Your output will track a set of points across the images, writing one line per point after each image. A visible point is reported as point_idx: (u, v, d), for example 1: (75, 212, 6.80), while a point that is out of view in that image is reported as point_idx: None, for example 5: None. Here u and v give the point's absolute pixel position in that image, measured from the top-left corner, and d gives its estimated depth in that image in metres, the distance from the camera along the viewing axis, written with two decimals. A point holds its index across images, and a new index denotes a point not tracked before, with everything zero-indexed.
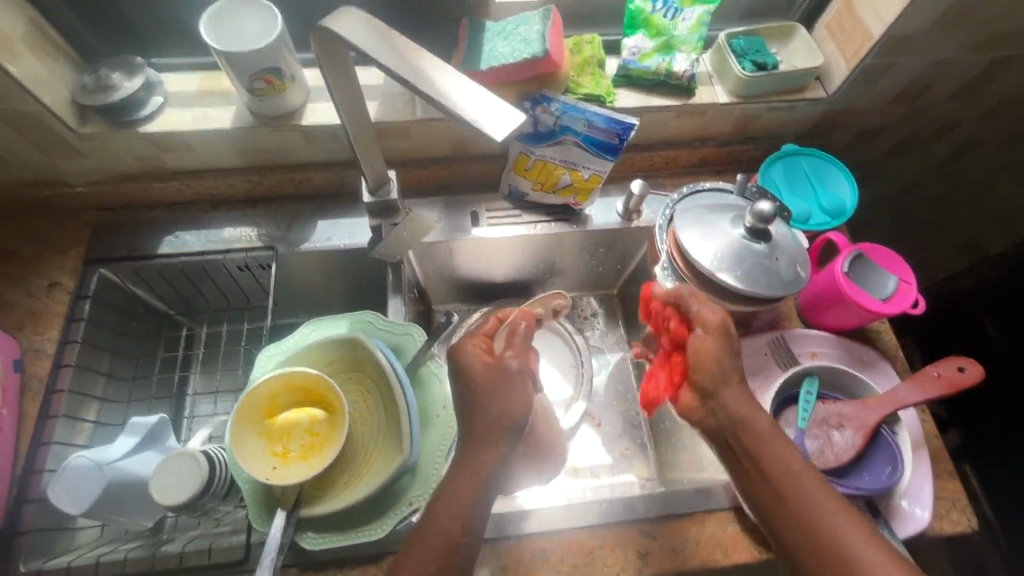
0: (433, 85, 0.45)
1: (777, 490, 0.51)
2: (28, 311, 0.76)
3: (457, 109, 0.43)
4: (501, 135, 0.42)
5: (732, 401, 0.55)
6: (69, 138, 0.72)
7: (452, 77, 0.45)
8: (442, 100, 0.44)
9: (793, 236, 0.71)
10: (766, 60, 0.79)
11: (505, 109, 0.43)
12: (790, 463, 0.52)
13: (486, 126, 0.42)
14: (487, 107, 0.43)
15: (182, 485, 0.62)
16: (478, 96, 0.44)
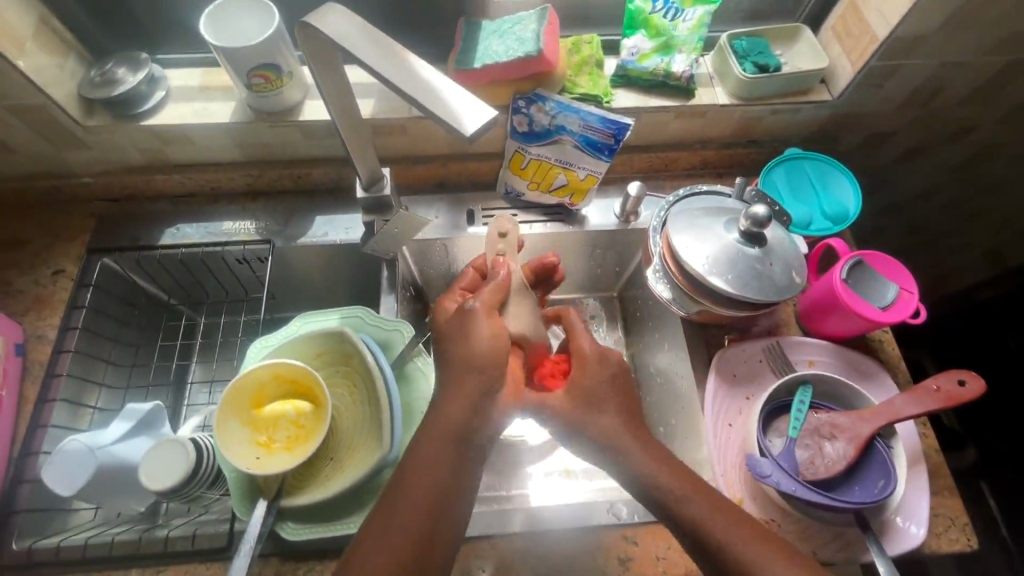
0: (407, 80, 0.45)
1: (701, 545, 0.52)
2: (34, 297, 0.78)
3: (429, 105, 0.43)
4: (470, 132, 0.41)
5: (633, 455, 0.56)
6: (76, 131, 0.74)
7: (425, 72, 0.45)
8: (414, 95, 0.44)
9: (789, 241, 0.69)
10: (767, 62, 0.77)
11: (477, 105, 0.43)
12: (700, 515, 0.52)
13: (456, 121, 0.42)
14: (459, 102, 0.43)
15: (169, 470, 0.63)
16: (450, 92, 0.43)
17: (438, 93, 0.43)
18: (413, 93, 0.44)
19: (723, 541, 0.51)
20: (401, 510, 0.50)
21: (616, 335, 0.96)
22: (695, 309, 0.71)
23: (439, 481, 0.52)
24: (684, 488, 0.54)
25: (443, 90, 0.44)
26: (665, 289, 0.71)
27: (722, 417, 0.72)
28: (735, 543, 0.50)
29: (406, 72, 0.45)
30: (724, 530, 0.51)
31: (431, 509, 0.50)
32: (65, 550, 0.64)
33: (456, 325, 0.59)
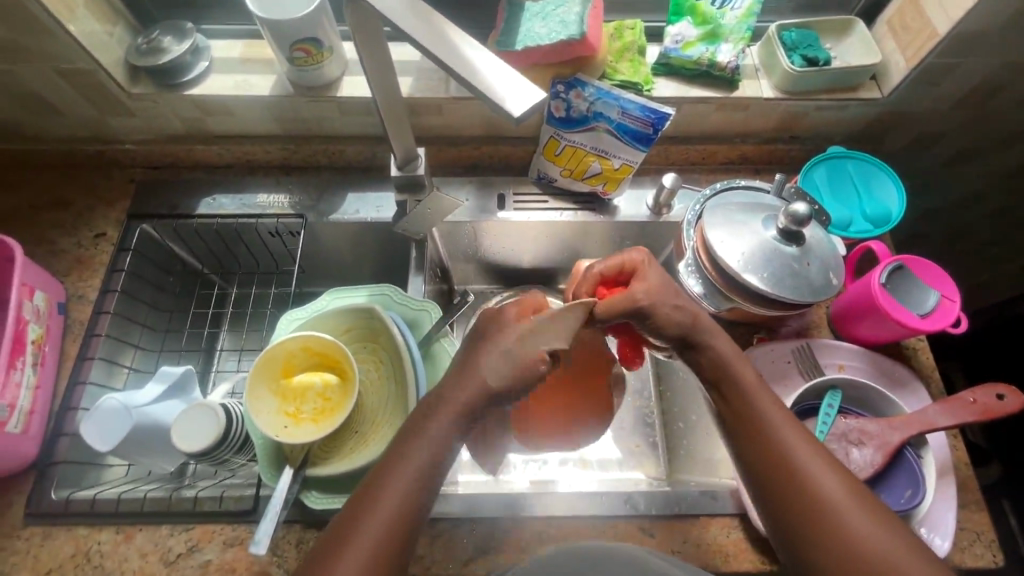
0: (451, 55, 0.44)
1: (754, 435, 0.51)
2: (76, 259, 0.81)
3: (475, 84, 0.42)
4: (519, 113, 0.41)
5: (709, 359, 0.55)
6: (122, 98, 0.76)
7: (470, 50, 0.44)
8: (458, 73, 0.43)
9: (828, 242, 0.68)
10: (817, 55, 0.74)
11: (524, 85, 0.42)
12: (765, 410, 0.52)
13: (502, 102, 0.41)
14: (505, 83, 0.42)
15: (202, 434, 0.66)
16: (495, 73, 0.43)
17: (484, 72, 0.43)
18: (458, 70, 0.43)
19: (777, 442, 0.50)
20: (388, 482, 0.49)
21: None
22: (726, 307, 0.70)
23: (435, 454, 0.50)
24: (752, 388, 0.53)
25: (487, 70, 0.43)
26: (697, 284, 0.70)
27: None
28: (787, 441, 0.50)
29: (449, 47, 0.44)
30: (783, 434, 0.50)
31: (416, 483, 0.49)
32: (100, 502, 0.66)
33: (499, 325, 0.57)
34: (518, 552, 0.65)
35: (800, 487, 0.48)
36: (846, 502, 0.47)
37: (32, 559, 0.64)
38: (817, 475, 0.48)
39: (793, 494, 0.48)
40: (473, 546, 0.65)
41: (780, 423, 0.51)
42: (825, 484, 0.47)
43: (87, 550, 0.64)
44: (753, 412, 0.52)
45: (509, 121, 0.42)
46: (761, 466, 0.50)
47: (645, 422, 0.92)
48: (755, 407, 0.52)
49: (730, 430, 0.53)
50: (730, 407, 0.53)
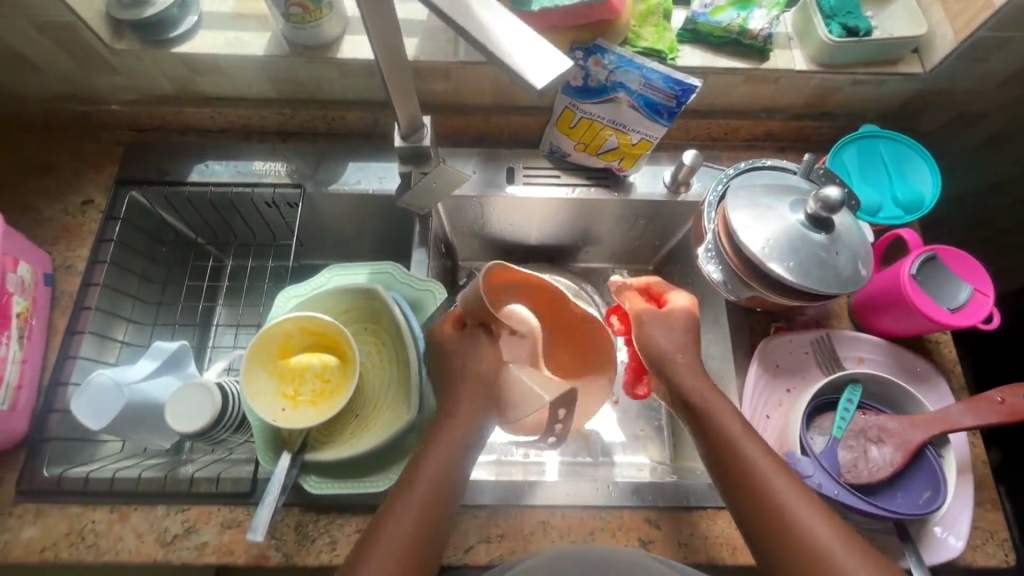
0: (465, 16, 0.39)
1: (742, 484, 0.50)
2: (63, 227, 0.77)
3: (493, 50, 0.38)
4: (541, 83, 0.36)
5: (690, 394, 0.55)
6: (104, 53, 0.70)
7: (486, 11, 0.39)
8: (474, 36, 0.38)
9: (857, 228, 0.64)
10: (858, 24, 0.69)
11: (547, 52, 0.37)
12: (751, 456, 0.51)
13: (523, 70, 0.37)
14: (526, 49, 0.37)
15: (196, 413, 0.64)
16: (514, 37, 0.38)
17: (502, 37, 0.38)
18: (474, 33, 0.38)
19: (766, 491, 0.48)
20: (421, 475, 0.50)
21: None
22: (745, 295, 0.66)
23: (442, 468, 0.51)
24: (739, 433, 0.52)
25: (506, 34, 0.38)
26: (716, 270, 0.66)
27: (760, 409, 0.68)
28: (774, 490, 0.48)
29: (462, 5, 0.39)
30: (764, 472, 0.49)
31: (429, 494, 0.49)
32: (93, 480, 0.65)
33: (463, 344, 0.58)
34: (522, 541, 0.64)
35: (784, 528, 0.47)
36: (831, 542, 0.45)
37: (24, 537, 0.63)
38: (801, 515, 0.47)
39: (779, 538, 0.47)
40: (474, 533, 0.64)
41: (768, 470, 0.50)
42: (808, 523, 0.46)
43: (81, 529, 0.63)
44: (737, 459, 0.51)
45: (530, 93, 0.37)
46: (747, 508, 0.49)
47: (651, 406, 0.91)
48: (741, 453, 0.51)
49: (715, 473, 0.52)
50: (712, 449, 0.52)
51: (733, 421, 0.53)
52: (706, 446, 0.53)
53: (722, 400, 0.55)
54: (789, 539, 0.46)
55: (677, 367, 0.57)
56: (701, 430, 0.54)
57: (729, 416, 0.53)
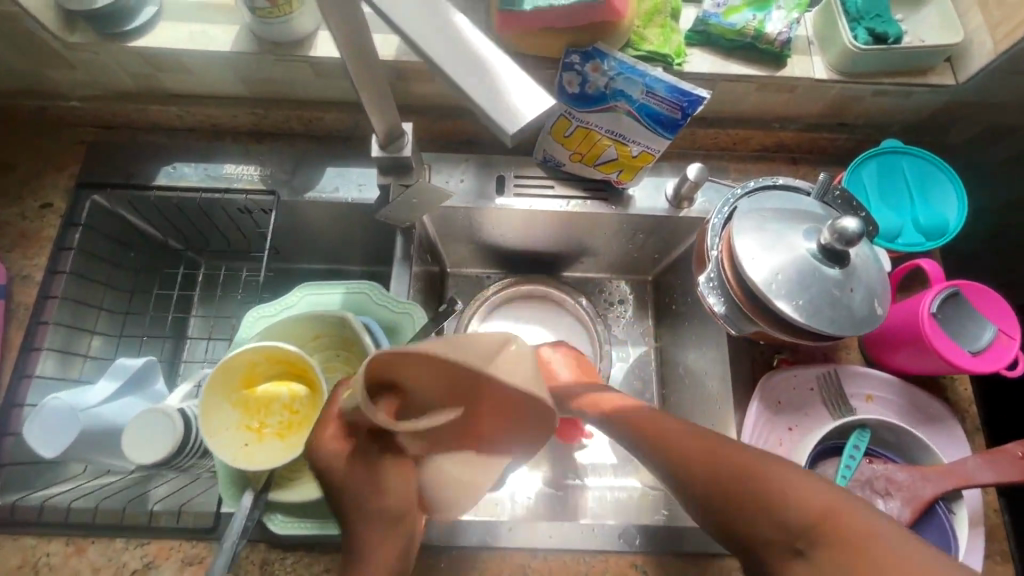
0: (426, 28, 0.31)
1: (734, 491, 0.41)
2: (20, 233, 0.72)
3: (458, 78, 0.30)
4: (513, 129, 0.29)
5: (658, 434, 0.47)
6: (55, 46, 0.64)
7: (453, 24, 0.31)
8: (435, 56, 0.30)
9: (872, 261, 0.58)
10: (887, 30, 0.62)
11: (525, 84, 0.30)
12: (731, 457, 0.42)
13: (492, 109, 0.29)
14: (500, 80, 0.30)
15: (154, 444, 0.60)
16: (486, 64, 0.30)
17: (472, 62, 0.30)
18: (435, 53, 0.30)
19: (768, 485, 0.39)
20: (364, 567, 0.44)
21: (646, 324, 0.93)
22: (749, 329, 0.61)
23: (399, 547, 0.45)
24: (715, 443, 0.44)
25: (476, 57, 0.30)
26: (718, 302, 0.60)
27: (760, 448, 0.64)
28: (772, 478, 0.40)
29: (425, 12, 0.31)
30: (752, 463, 0.41)
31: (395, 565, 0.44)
32: (49, 510, 0.62)
33: (363, 471, 0.45)
34: None
35: (757, 494, 0.39)
36: (817, 488, 0.38)
37: None
38: (800, 484, 0.38)
39: (768, 513, 0.38)
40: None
41: (757, 460, 0.41)
42: (781, 473, 0.40)
43: (34, 563, 0.60)
44: (715, 462, 0.42)
45: (500, 138, 0.30)
46: (716, 499, 0.41)
47: None
48: (721, 455, 0.43)
49: (695, 493, 0.43)
50: (667, 458, 0.45)
51: (701, 441, 0.45)
52: (681, 478, 0.44)
53: (685, 426, 0.47)
54: (824, 525, 0.36)
55: (634, 411, 0.51)
56: (669, 458, 0.45)
57: (696, 433, 0.46)
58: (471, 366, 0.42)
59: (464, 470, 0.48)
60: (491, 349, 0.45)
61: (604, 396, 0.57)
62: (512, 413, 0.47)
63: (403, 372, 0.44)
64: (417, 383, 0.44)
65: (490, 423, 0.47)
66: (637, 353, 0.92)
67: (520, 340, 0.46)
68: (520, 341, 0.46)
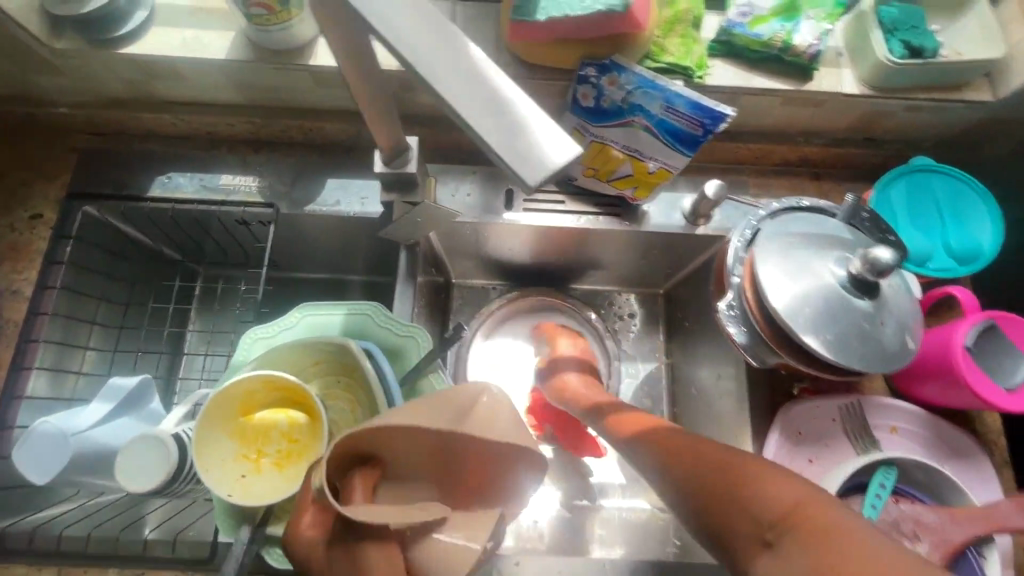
0: (445, 72, 0.30)
1: (722, 492, 0.44)
2: (9, 245, 0.69)
3: (477, 125, 0.29)
4: (535, 180, 0.28)
5: (666, 442, 0.51)
6: (42, 53, 0.61)
7: (473, 66, 0.30)
8: (455, 103, 0.29)
9: (903, 291, 0.55)
10: (923, 44, 0.58)
11: (546, 131, 0.29)
12: (720, 459, 0.46)
13: (514, 159, 0.28)
14: (522, 128, 0.29)
15: (149, 471, 0.57)
16: (506, 110, 0.29)
17: (492, 108, 0.29)
18: (454, 99, 0.29)
19: (749, 487, 0.43)
20: None
21: (656, 341, 0.89)
22: (770, 360, 0.58)
23: None
24: (708, 449, 0.48)
25: (496, 103, 0.29)
26: (739, 331, 0.57)
27: None
28: (751, 478, 0.43)
29: (445, 56, 0.31)
30: (736, 465, 0.45)
31: None
32: (39, 539, 0.60)
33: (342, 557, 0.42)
34: None
35: (749, 497, 0.42)
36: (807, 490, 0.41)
37: None
38: (775, 484, 0.42)
39: (744, 510, 0.42)
40: None
41: (741, 463, 0.45)
42: (775, 477, 0.42)
43: None
44: (707, 466, 0.46)
45: (522, 188, 0.29)
46: (708, 502, 0.45)
47: None
48: (711, 458, 0.47)
49: (693, 497, 0.46)
50: (673, 472, 0.48)
51: (698, 444, 0.49)
52: (681, 489, 0.47)
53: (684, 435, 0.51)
54: (791, 519, 0.39)
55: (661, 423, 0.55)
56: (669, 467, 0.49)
57: (693, 441, 0.49)
58: (443, 429, 0.43)
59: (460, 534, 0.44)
60: (463, 405, 0.47)
61: (632, 417, 0.59)
62: (494, 468, 0.46)
63: (378, 447, 0.45)
64: (391, 452, 0.45)
65: (476, 478, 0.46)
66: (647, 369, 0.87)
67: (496, 389, 0.49)
68: (493, 391, 0.49)
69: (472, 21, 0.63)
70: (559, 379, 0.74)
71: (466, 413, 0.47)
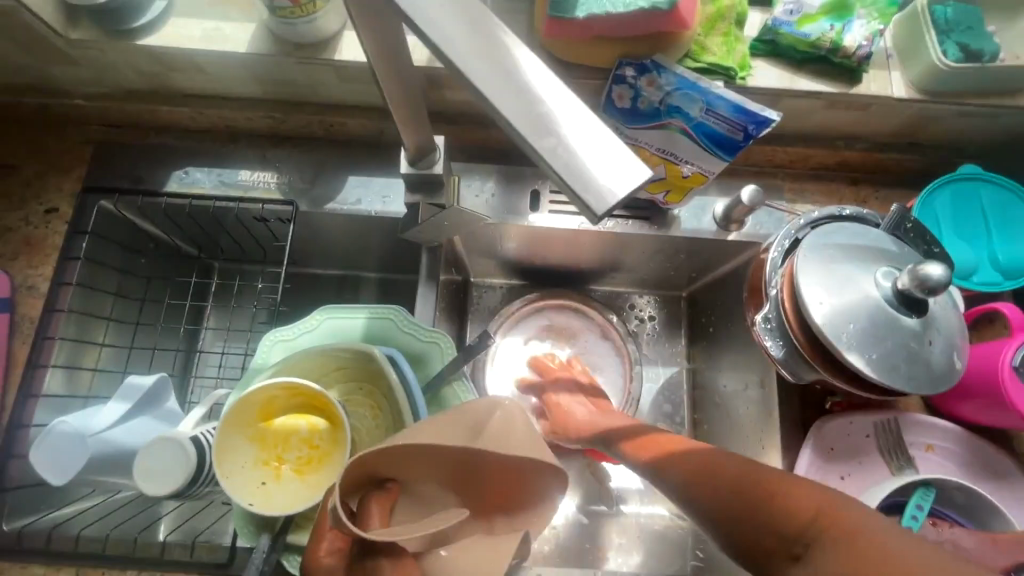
0: (502, 88, 0.28)
1: (744, 497, 0.43)
2: (24, 239, 0.68)
3: (538, 147, 0.28)
4: (601, 208, 0.27)
5: (684, 459, 0.49)
6: (56, 42, 0.59)
7: (532, 81, 0.29)
8: (514, 122, 0.28)
9: (950, 310, 0.53)
10: (979, 47, 0.56)
11: (611, 154, 0.28)
12: (738, 468, 0.45)
13: (578, 185, 0.27)
14: (584, 149, 0.28)
15: (167, 473, 0.55)
16: (567, 130, 0.28)
17: (553, 128, 0.28)
18: (513, 118, 0.28)
19: (773, 497, 0.42)
20: None
21: (677, 345, 0.86)
22: (808, 376, 0.55)
23: None
24: (723, 459, 0.46)
25: (557, 123, 0.28)
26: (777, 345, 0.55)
27: None
28: (776, 487, 0.42)
29: (501, 68, 0.29)
30: (755, 475, 0.44)
31: None
32: (58, 539, 0.59)
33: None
34: None
35: (775, 505, 0.41)
36: (829, 496, 0.40)
37: None
38: (800, 491, 0.41)
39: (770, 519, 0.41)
40: None
41: (761, 471, 0.44)
42: (797, 484, 0.42)
43: None
44: (727, 477, 0.45)
45: (586, 214, 0.28)
46: (729, 511, 0.44)
47: None
48: (729, 467, 0.45)
49: (711, 508, 0.45)
50: (687, 486, 0.47)
51: (714, 456, 0.47)
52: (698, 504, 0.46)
53: (696, 450, 0.49)
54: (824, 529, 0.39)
55: (671, 440, 0.53)
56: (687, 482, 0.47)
57: (707, 454, 0.48)
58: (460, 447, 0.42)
59: (472, 556, 0.45)
60: (478, 422, 0.45)
61: (655, 437, 0.55)
62: (516, 484, 0.45)
63: (392, 468, 0.43)
64: (407, 470, 0.44)
65: (503, 499, 0.45)
66: (669, 373, 0.85)
67: (510, 402, 0.47)
68: (507, 405, 0.47)
69: (502, 16, 0.60)
70: (560, 399, 0.73)
71: (479, 431, 0.45)
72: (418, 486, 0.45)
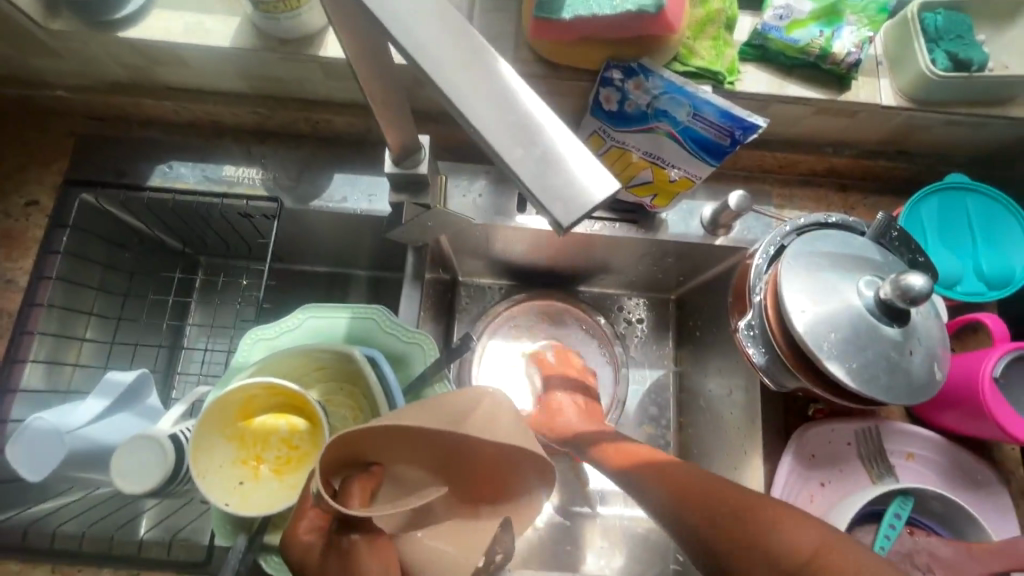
0: (476, 96, 0.28)
1: (735, 527, 0.43)
2: (4, 232, 0.67)
3: (508, 157, 0.27)
4: (570, 220, 0.27)
5: (679, 475, 0.48)
6: (37, 33, 0.58)
7: (507, 89, 0.28)
8: (486, 129, 0.27)
9: (932, 321, 0.53)
10: (970, 56, 0.55)
11: (582, 166, 0.27)
12: (730, 497, 0.44)
13: (546, 196, 0.27)
14: (554, 161, 0.27)
15: (143, 473, 0.55)
16: (538, 141, 0.27)
17: (525, 137, 0.27)
18: (484, 125, 0.27)
19: (763, 531, 0.41)
20: None
21: (664, 347, 0.86)
22: (790, 384, 0.55)
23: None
24: (712, 484, 0.46)
25: (529, 133, 0.28)
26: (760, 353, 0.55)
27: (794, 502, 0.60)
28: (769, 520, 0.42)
29: (476, 76, 0.28)
30: (747, 507, 0.43)
31: None
32: (32, 535, 0.58)
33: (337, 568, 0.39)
34: None
35: (768, 536, 0.41)
36: (825, 531, 0.41)
37: None
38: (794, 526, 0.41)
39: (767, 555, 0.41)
40: None
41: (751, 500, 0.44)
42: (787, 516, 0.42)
43: None
44: (719, 505, 0.44)
45: (553, 226, 0.27)
46: (717, 540, 0.43)
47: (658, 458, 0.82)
48: (722, 495, 0.45)
49: (693, 535, 0.45)
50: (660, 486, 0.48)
51: (706, 480, 0.46)
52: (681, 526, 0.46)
53: (690, 471, 0.48)
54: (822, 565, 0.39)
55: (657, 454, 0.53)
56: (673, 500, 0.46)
57: (699, 478, 0.47)
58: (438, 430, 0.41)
59: (448, 540, 0.44)
60: (459, 410, 0.44)
61: (632, 447, 0.56)
62: (501, 474, 0.45)
63: (376, 450, 0.43)
64: (387, 451, 0.43)
65: (487, 489, 0.46)
66: (655, 375, 0.85)
67: (493, 392, 0.46)
68: (493, 393, 0.46)
69: (490, 16, 0.59)
70: (553, 398, 0.72)
71: (461, 419, 0.44)
72: (400, 468, 0.44)
